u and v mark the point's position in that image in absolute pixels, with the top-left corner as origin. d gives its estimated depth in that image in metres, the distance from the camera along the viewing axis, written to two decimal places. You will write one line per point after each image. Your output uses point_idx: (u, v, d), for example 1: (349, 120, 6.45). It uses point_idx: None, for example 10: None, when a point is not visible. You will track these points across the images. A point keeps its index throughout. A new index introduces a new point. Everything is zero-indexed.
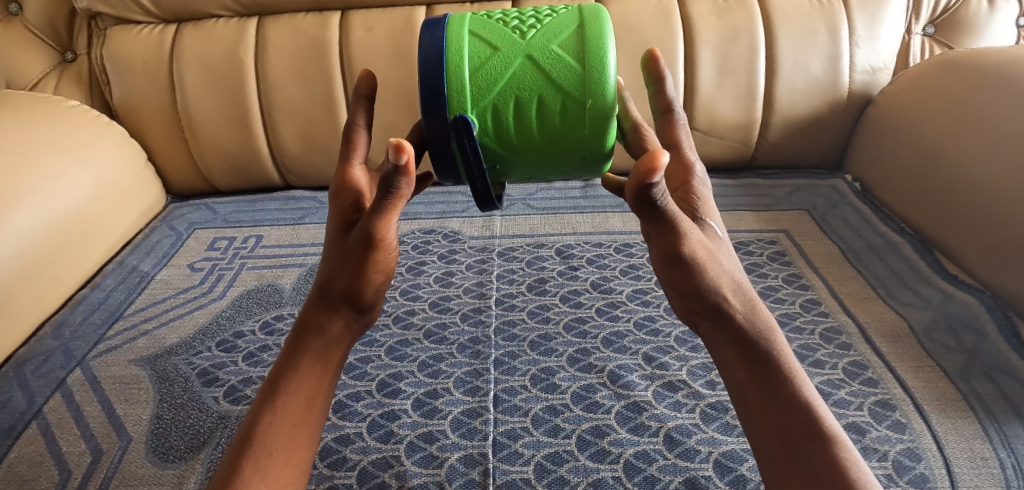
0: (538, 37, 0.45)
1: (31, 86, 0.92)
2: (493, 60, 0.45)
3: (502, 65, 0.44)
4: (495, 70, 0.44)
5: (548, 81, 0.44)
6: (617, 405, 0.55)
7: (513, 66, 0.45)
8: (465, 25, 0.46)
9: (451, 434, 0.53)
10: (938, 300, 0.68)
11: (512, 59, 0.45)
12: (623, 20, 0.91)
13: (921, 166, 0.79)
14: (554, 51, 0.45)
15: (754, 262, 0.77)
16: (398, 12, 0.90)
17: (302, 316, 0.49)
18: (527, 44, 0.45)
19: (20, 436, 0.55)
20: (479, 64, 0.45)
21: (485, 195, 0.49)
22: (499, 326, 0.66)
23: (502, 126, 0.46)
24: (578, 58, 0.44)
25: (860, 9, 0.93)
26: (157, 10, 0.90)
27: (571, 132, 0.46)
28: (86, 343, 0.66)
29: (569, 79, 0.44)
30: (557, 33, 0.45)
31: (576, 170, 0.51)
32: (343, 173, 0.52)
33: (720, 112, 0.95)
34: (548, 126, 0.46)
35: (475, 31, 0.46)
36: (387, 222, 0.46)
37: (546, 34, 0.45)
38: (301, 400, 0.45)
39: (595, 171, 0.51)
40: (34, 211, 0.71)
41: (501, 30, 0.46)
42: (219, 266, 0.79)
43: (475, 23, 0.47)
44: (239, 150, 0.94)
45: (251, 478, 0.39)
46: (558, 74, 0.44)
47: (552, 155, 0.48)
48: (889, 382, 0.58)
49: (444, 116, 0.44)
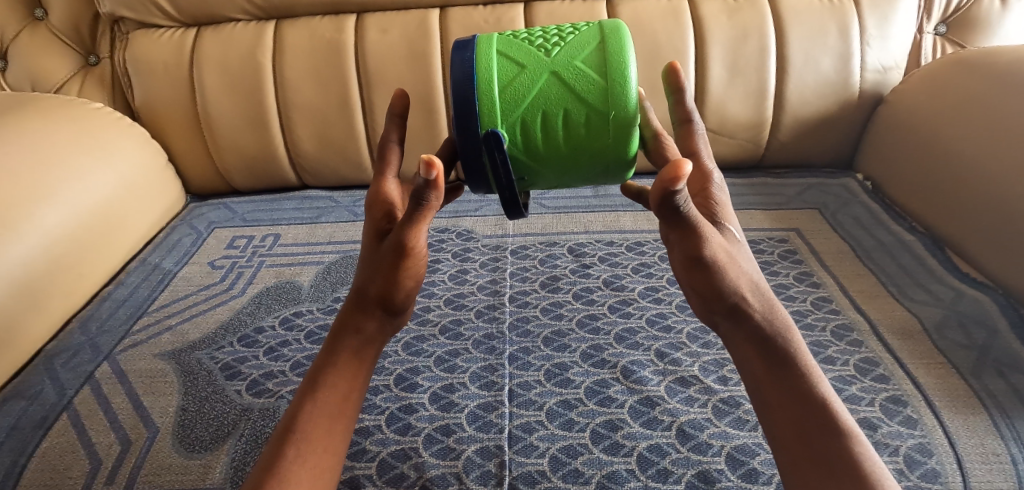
0: (562, 54, 0.47)
1: (56, 89, 0.94)
2: (520, 76, 0.46)
3: (529, 82, 0.46)
4: (522, 87, 0.46)
5: (574, 96, 0.46)
6: (631, 400, 0.56)
7: (539, 83, 0.46)
8: (492, 45, 0.48)
9: (467, 427, 0.54)
10: (950, 297, 0.68)
11: (538, 75, 0.46)
12: (635, 20, 0.92)
13: (932, 164, 0.80)
14: (578, 66, 0.46)
15: (765, 260, 0.77)
16: (412, 14, 0.92)
17: (339, 317, 0.50)
18: (551, 61, 0.46)
19: (51, 427, 0.57)
20: (506, 81, 0.46)
21: (513, 202, 0.49)
22: (513, 322, 0.67)
23: (530, 139, 0.47)
24: (600, 73, 0.46)
25: (871, 8, 0.93)
26: (178, 14, 0.92)
27: (597, 142, 0.47)
28: (112, 338, 0.68)
29: (593, 93, 0.45)
30: (580, 50, 0.47)
31: (601, 178, 0.52)
32: (377, 187, 0.53)
33: (730, 111, 0.95)
34: (574, 138, 0.47)
35: (502, 50, 0.47)
36: (417, 231, 0.46)
37: (569, 52, 0.47)
38: (337, 396, 0.46)
39: (620, 179, 0.52)
40: (61, 210, 0.73)
41: (526, 48, 0.47)
42: (239, 263, 0.81)
43: (501, 42, 0.48)
44: (258, 151, 0.96)
45: (292, 464, 0.41)
46: (583, 89, 0.45)
47: (578, 165, 0.49)
48: (900, 378, 0.58)
49: (474, 131, 0.46)
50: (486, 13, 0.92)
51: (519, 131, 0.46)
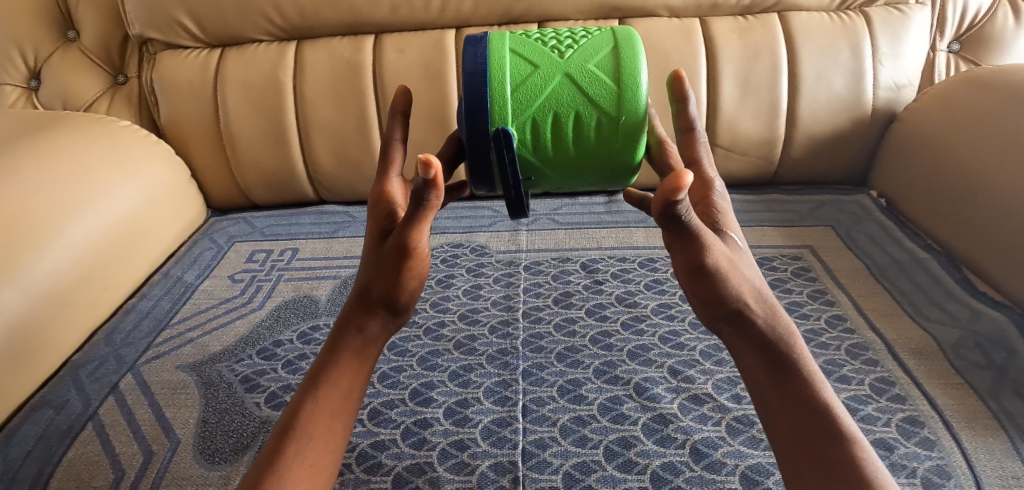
0: (575, 58, 0.48)
1: (85, 107, 0.98)
2: (536, 75, 0.47)
3: (542, 82, 0.47)
4: (535, 87, 0.47)
5: (585, 98, 0.47)
6: (644, 417, 0.57)
7: (552, 84, 0.47)
8: (506, 43, 0.49)
9: (481, 442, 0.55)
10: (966, 317, 0.68)
11: (551, 77, 0.47)
12: (647, 39, 0.93)
13: (948, 183, 0.79)
14: (591, 70, 0.47)
15: (778, 278, 0.77)
16: (429, 35, 0.94)
17: (343, 314, 0.51)
18: (565, 63, 0.48)
19: (76, 436, 0.58)
20: (520, 80, 0.47)
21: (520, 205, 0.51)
22: (527, 338, 0.68)
23: (540, 140, 0.48)
24: (613, 77, 0.47)
25: (882, 27, 0.94)
26: (203, 35, 0.95)
27: (605, 145, 0.48)
28: (136, 349, 0.70)
29: (605, 97, 0.47)
30: (593, 54, 0.48)
31: (604, 182, 0.53)
32: (380, 185, 0.53)
33: (742, 128, 0.96)
34: (583, 141, 0.48)
35: (517, 49, 0.48)
36: (420, 230, 0.47)
37: (582, 56, 0.48)
38: (339, 392, 0.47)
39: (621, 184, 0.53)
40: (89, 225, 0.75)
41: (540, 49, 0.49)
42: (258, 277, 0.83)
43: (515, 42, 0.49)
44: (277, 167, 0.98)
45: (292, 459, 0.42)
46: (595, 92, 0.47)
47: (584, 168, 0.50)
48: (917, 399, 0.58)
49: (485, 128, 0.46)
50: None
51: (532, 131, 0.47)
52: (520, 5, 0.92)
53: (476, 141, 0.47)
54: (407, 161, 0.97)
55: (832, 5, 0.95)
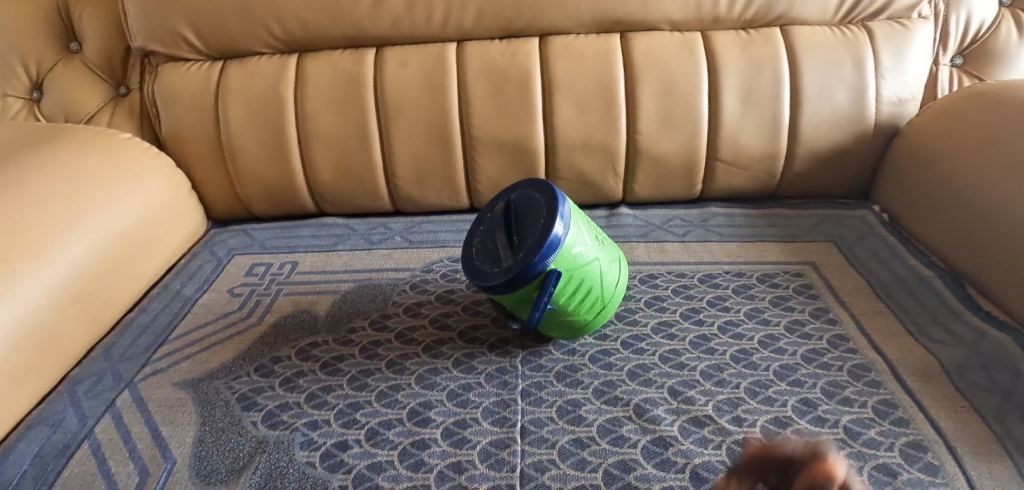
0: (600, 270, 0.66)
1: (87, 118, 0.98)
2: (569, 242, 0.61)
3: (580, 268, 0.63)
4: (576, 270, 0.63)
5: (591, 285, 0.65)
6: (644, 440, 0.56)
7: (586, 272, 0.64)
8: (575, 239, 0.62)
9: (479, 465, 0.54)
10: (971, 338, 0.67)
11: (575, 246, 0.62)
12: (649, 54, 0.93)
13: (951, 201, 0.79)
14: (598, 282, 0.66)
15: (780, 295, 0.77)
16: (430, 49, 0.94)
17: None
18: (593, 270, 0.65)
19: (72, 455, 0.58)
20: (571, 265, 0.62)
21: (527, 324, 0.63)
22: (526, 356, 0.68)
23: (561, 298, 0.63)
24: (603, 296, 0.67)
25: (885, 42, 0.93)
26: (205, 48, 0.95)
27: (581, 317, 0.66)
28: (134, 365, 0.70)
29: (597, 295, 0.66)
30: (604, 279, 0.67)
31: (558, 330, 0.67)
32: None
33: (744, 142, 0.96)
34: (574, 308, 0.64)
35: (578, 244, 0.63)
36: None
37: (602, 274, 0.66)
38: None
39: (567, 336, 0.68)
40: (90, 239, 0.75)
41: (585, 253, 0.64)
42: (257, 291, 0.82)
43: (577, 242, 0.62)
44: (278, 179, 0.98)
45: None
46: (596, 287, 0.66)
47: (556, 321, 0.65)
48: (920, 422, 0.57)
49: (549, 271, 0.59)
50: (502, 47, 0.94)
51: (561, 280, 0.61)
52: (522, 19, 0.92)
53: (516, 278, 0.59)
54: (408, 174, 0.97)
55: (835, 19, 0.95)
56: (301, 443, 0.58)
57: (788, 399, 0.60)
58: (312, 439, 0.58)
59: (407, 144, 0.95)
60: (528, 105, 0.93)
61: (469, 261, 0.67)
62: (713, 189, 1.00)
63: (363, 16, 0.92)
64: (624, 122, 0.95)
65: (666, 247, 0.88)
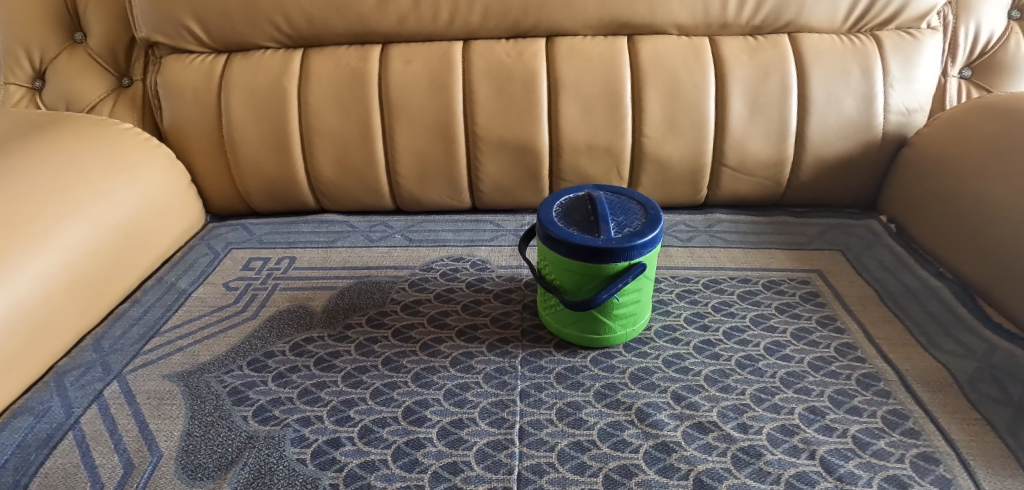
0: (644, 299, 0.66)
1: (89, 109, 0.97)
2: (651, 256, 0.62)
3: (637, 288, 0.63)
4: (637, 286, 0.63)
5: (632, 304, 0.64)
6: (646, 445, 0.54)
7: (637, 294, 0.64)
8: (655, 259, 0.63)
9: (476, 466, 0.53)
10: (982, 350, 0.65)
11: (652, 262, 0.63)
12: (656, 57, 0.92)
13: (959, 211, 0.77)
14: (637, 307, 0.65)
15: (786, 302, 0.75)
16: (436, 47, 0.93)
17: None
18: (642, 295, 0.65)
19: (56, 446, 0.56)
20: (638, 280, 0.62)
21: (586, 302, 0.59)
22: (526, 357, 0.66)
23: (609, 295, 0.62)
24: (634, 319, 0.66)
25: (894, 51, 0.92)
26: (210, 41, 0.95)
27: (604, 323, 0.64)
28: (124, 357, 0.68)
29: (629, 315, 0.65)
30: (643, 309, 0.67)
31: (575, 321, 0.65)
32: None
33: (751, 148, 0.94)
34: (609, 310, 0.63)
35: (651, 266, 0.64)
36: None
37: (644, 304, 0.66)
38: None
39: (573, 334, 0.66)
40: (87, 227, 0.73)
41: (650, 279, 0.64)
42: (253, 286, 0.81)
43: (653, 263, 0.63)
44: (278, 174, 0.97)
45: None
46: (634, 308, 0.65)
47: (585, 315, 0.64)
48: (931, 434, 0.55)
49: (632, 265, 0.60)
50: (508, 47, 0.93)
51: (636, 278, 0.61)
52: (529, 19, 0.91)
53: (634, 249, 0.59)
54: (410, 172, 0.96)
55: (843, 27, 0.94)
56: (292, 439, 0.56)
57: (794, 407, 0.59)
58: (304, 436, 0.56)
59: (410, 142, 0.94)
60: (534, 105, 0.92)
61: (549, 222, 0.62)
62: (718, 194, 0.99)
63: (368, 12, 0.91)
64: (630, 125, 0.93)
65: (670, 251, 0.87)
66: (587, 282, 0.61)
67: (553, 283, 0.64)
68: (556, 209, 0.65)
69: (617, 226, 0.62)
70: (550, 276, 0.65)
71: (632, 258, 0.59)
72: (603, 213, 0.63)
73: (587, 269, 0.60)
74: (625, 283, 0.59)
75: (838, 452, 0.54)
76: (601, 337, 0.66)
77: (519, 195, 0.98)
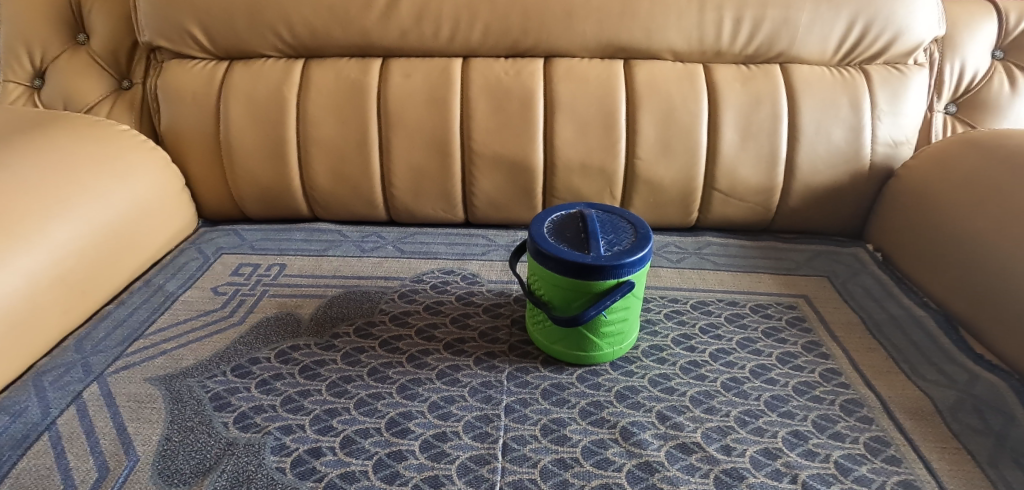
0: (633, 318, 0.66)
1: (87, 109, 0.97)
2: (640, 274, 0.62)
3: (626, 306, 0.63)
4: (626, 305, 0.63)
5: (621, 322, 0.65)
6: (629, 464, 0.54)
7: (627, 313, 0.64)
8: (644, 277, 0.64)
9: (457, 480, 0.52)
10: (964, 380, 0.66)
11: (641, 280, 0.63)
12: (652, 81, 0.94)
13: (942, 243, 0.79)
14: (625, 325, 0.66)
15: (773, 326, 0.76)
16: (435, 62, 0.95)
17: None
18: (631, 314, 0.65)
19: (30, 447, 0.55)
20: (628, 298, 0.63)
21: (574, 318, 0.60)
22: (512, 372, 0.66)
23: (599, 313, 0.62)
24: (622, 338, 0.67)
25: (882, 84, 0.94)
26: (212, 47, 0.95)
27: (592, 342, 0.65)
28: (106, 358, 0.68)
29: (617, 333, 0.65)
30: (631, 328, 0.67)
31: (563, 338, 0.65)
32: None
33: (742, 174, 0.96)
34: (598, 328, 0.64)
35: (641, 285, 0.64)
36: None
37: (632, 323, 0.67)
38: None
39: (561, 351, 0.66)
40: (76, 226, 0.73)
41: (639, 298, 0.65)
42: (242, 291, 0.81)
43: (643, 281, 0.64)
44: (273, 181, 0.97)
45: None
46: (622, 327, 0.65)
47: (573, 332, 0.64)
48: (913, 462, 0.56)
49: (621, 282, 0.60)
50: (507, 65, 0.94)
51: (624, 296, 0.61)
52: (528, 39, 0.93)
53: (623, 266, 0.59)
54: (404, 184, 0.97)
55: (834, 60, 0.96)
56: (273, 447, 0.55)
57: (778, 430, 0.59)
58: (284, 444, 0.56)
59: (406, 154, 0.95)
60: (530, 123, 0.93)
61: (540, 238, 0.63)
62: (709, 217, 1.00)
63: (371, 26, 0.92)
64: (624, 146, 0.95)
65: (660, 272, 0.87)
66: (576, 298, 0.61)
67: (543, 299, 0.65)
68: (547, 226, 0.66)
69: (607, 244, 0.62)
70: (539, 291, 0.65)
71: (621, 276, 0.60)
72: (594, 231, 0.64)
73: (576, 285, 0.60)
74: (613, 300, 0.59)
75: (820, 476, 0.54)
76: (588, 354, 0.66)
77: (512, 211, 0.99)
